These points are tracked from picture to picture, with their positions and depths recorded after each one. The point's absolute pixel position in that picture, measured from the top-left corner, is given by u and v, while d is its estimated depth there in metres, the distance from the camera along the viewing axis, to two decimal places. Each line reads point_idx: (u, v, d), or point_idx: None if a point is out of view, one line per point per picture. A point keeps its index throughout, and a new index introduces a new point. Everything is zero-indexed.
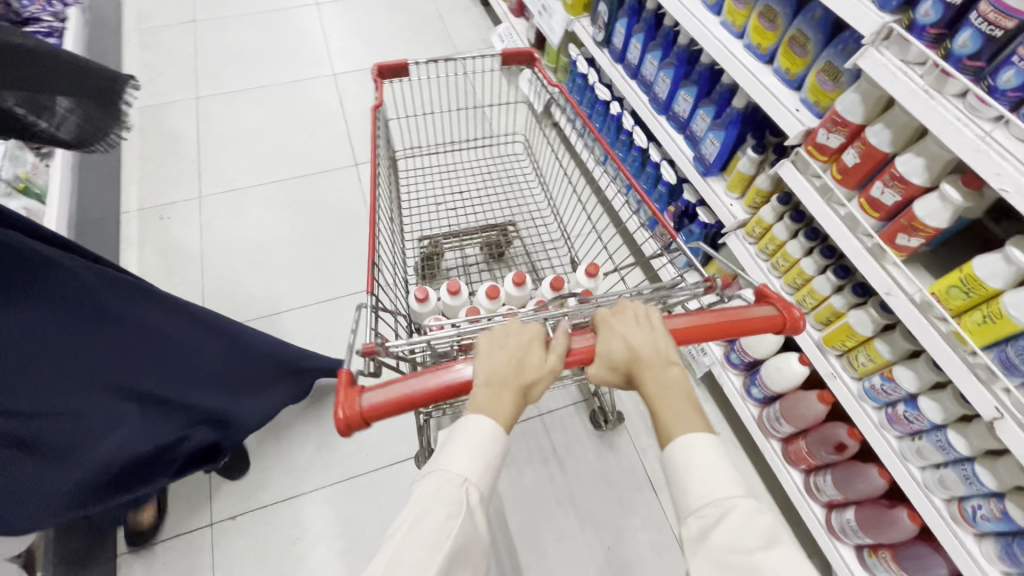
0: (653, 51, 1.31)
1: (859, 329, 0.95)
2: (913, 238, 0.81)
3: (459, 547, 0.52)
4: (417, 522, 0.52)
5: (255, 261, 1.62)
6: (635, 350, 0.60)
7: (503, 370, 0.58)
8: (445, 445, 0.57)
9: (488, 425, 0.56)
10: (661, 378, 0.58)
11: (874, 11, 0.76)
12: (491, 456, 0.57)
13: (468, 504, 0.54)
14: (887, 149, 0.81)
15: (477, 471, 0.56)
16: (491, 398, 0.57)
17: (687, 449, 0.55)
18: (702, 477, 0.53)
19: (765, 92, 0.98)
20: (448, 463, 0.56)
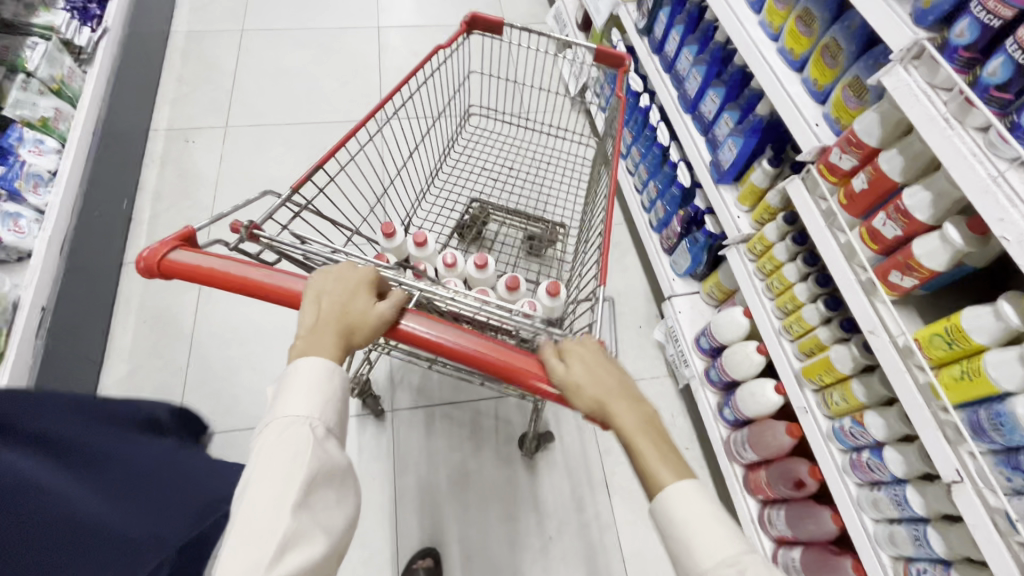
0: (690, 46, 1.26)
1: (838, 365, 0.90)
2: (907, 277, 0.75)
3: (311, 474, 0.50)
4: (266, 464, 0.49)
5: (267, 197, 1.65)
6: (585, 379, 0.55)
7: (333, 315, 0.57)
8: (278, 396, 0.53)
9: (320, 363, 0.54)
10: (633, 412, 0.55)
11: (911, 27, 0.71)
12: (331, 390, 0.54)
13: (315, 437, 0.52)
14: (899, 178, 0.75)
15: (317, 408, 0.53)
16: (310, 343, 0.56)
17: (679, 501, 0.50)
18: (702, 531, 0.49)
19: (787, 100, 0.92)
20: (285, 410, 0.52)
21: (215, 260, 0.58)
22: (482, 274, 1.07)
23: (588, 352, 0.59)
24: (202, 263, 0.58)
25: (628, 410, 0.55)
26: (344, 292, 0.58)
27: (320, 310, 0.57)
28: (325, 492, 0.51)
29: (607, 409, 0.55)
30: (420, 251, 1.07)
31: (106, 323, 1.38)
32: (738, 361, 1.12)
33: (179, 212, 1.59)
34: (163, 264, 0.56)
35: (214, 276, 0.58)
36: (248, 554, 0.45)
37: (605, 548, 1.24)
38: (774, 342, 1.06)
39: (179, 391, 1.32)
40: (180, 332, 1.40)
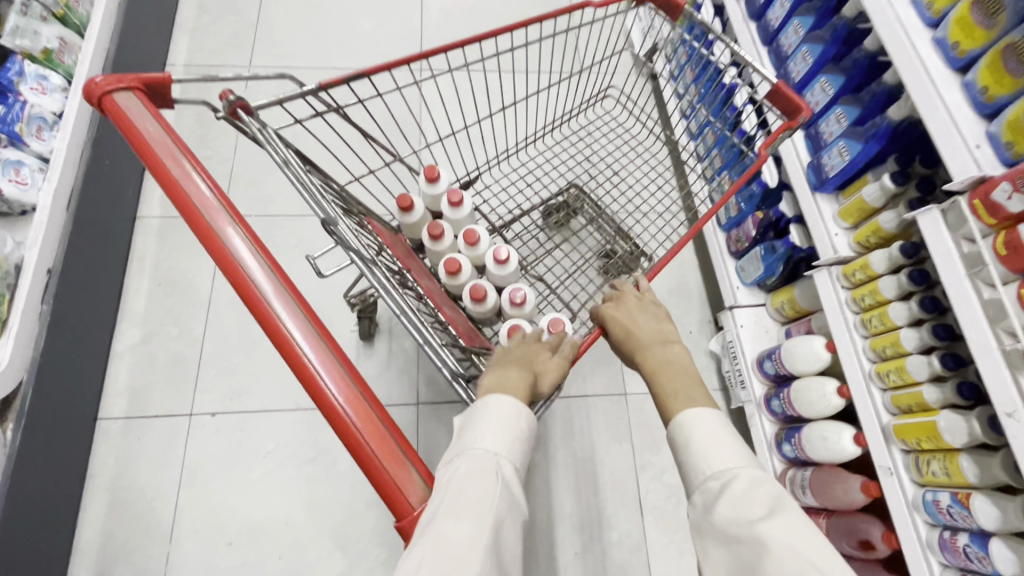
0: (803, 17, 1.04)
1: (947, 436, 0.77)
2: None
3: (497, 518, 0.49)
4: (457, 497, 0.48)
5: None
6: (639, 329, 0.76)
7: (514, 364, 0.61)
8: (465, 427, 0.55)
9: (507, 401, 0.55)
10: (662, 356, 0.72)
11: None
12: (520, 429, 0.55)
13: (504, 478, 0.52)
14: None
15: (507, 447, 0.54)
16: (497, 377, 0.59)
17: (688, 425, 0.64)
18: (701, 450, 0.62)
19: (941, 111, 0.74)
20: (476, 441, 0.53)
21: (152, 116, 0.59)
22: (501, 268, 0.92)
23: (646, 310, 0.79)
24: (135, 113, 0.58)
25: (661, 354, 0.73)
26: (524, 347, 0.65)
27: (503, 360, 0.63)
28: (510, 544, 0.50)
29: (645, 352, 0.74)
30: (453, 212, 0.94)
31: (119, 283, 1.29)
32: (812, 399, 1.00)
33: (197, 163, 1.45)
34: (101, 99, 0.58)
35: (145, 138, 0.57)
36: None
37: (633, 569, 1.18)
38: (859, 387, 0.93)
39: (195, 364, 1.24)
40: (197, 300, 1.30)
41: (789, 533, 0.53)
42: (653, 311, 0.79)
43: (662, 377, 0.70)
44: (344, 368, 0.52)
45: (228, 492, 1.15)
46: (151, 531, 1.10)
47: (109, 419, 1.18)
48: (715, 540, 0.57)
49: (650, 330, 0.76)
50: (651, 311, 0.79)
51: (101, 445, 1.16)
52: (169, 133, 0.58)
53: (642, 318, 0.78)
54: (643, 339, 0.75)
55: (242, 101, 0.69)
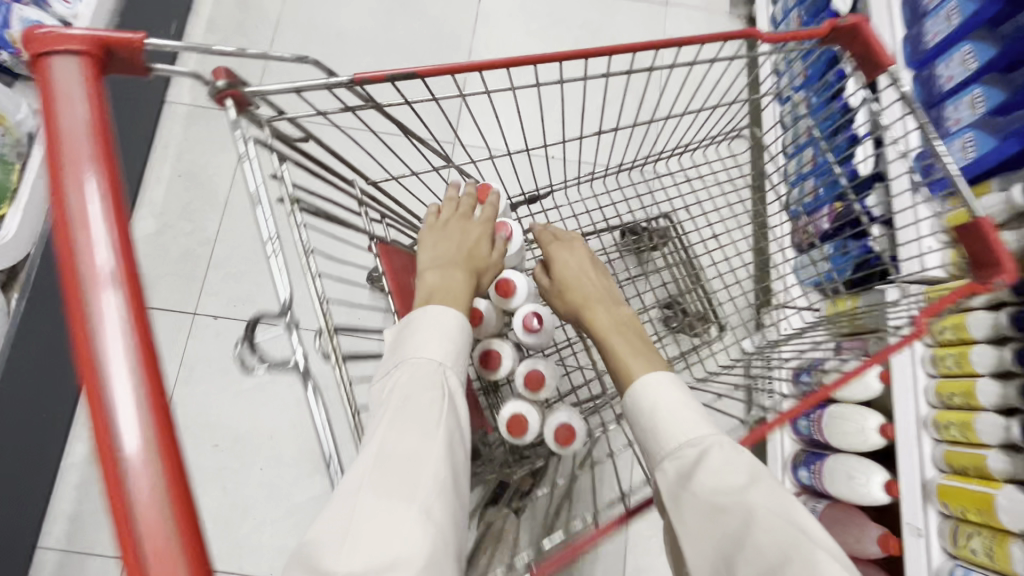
0: None
1: (1005, 517, 0.65)
2: None
3: (444, 434, 0.56)
4: (400, 408, 0.56)
5: (329, 54, 1.37)
6: (580, 290, 0.81)
7: (450, 266, 0.69)
8: (407, 342, 0.62)
9: (453, 315, 0.63)
10: (612, 313, 0.78)
11: None
12: (461, 342, 0.63)
13: (450, 390, 0.60)
14: None
15: (447, 357, 0.61)
16: (441, 279, 0.67)
17: (655, 388, 0.65)
18: (676, 419, 0.62)
19: None
20: (418, 353, 0.60)
21: (82, 79, 0.43)
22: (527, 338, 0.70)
23: (588, 267, 0.84)
24: (60, 74, 0.43)
25: (606, 315, 0.77)
26: (466, 249, 0.72)
27: (444, 252, 0.70)
28: (458, 455, 0.57)
29: (592, 313, 0.78)
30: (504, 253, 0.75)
31: (140, 169, 1.25)
32: (847, 432, 0.87)
33: (231, 51, 1.36)
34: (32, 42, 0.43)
35: (64, 92, 0.42)
36: (393, 496, 0.51)
37: (609, 555, 1.13)
38: (907, 433, 0.79)
39: (203, 264, 1.22)
40: (213, 200, 1.26)
41: (769, 499, 0.54)
42: (592, 270, 0.84)
43: (610, 340, 0.75)
44: (177, 510, 0.34)
45: (221, 398, 1.15)
46: None
47: None
48: (693, 508, 0.57)
49: (593, 292, 0.81)
50: (592, 266, 0.85)
51: None
52: (89, 89, 0.43)
53: (580, 277, 0.82)
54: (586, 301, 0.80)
55: (235, 91, 0.43)
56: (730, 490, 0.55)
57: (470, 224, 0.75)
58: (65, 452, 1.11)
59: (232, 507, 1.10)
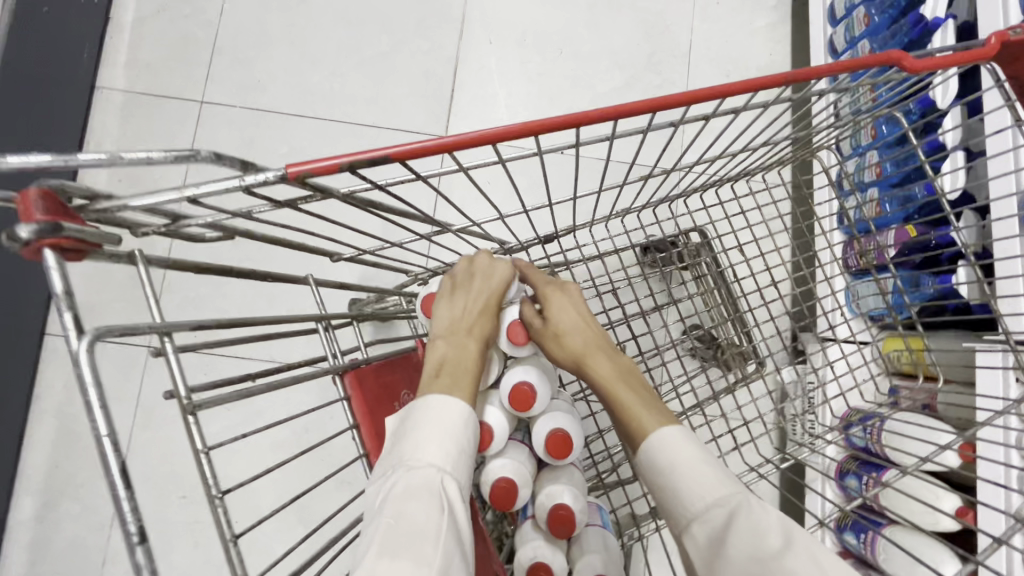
0: None
1: None
2: None
3: (445, 564, 0.39)
4: (391, 529, 0.40)
5: (294, 24, 1.14)
6: (569, 330, 0.56)
7: (462, 337, 0.53)
8: (399, 441, 0.46)
9: (456, 405, 0.48)
10: (614, 359, 0.55)
11: None
12: (465, 441, 0.47)
13: (451, 503, 0.43)
14: None
15: (448, 459, 0.45)
16: (453, 345, 0.52)
17: (671, 445, 0.48)
18: (693, 471, 0.47)
19: None
20: (411, 454, 0.44)
21: None
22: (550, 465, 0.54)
23: (572, 297, 0.58)
24: None
25: (610, 361, 0.55)
26: (479, 298, 0.55)
27: (453, 309, 0.54)
28: None
29: (591, 359, 0.54)
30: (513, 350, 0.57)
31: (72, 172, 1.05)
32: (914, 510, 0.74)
33: (171, 22, 1.13)
34: None
35: None
36: None
37: None
38: (994, 530, 0.65)
39: None
40: None
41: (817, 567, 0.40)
42: (576, 299, 0.58)
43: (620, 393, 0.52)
44: None
45: (184, 443, 1.01)
46: (100, 469, 0.99)
47: (57, 336, 1.02)
48: None
49: (584, 330, 0.56)
50: (580, 295, 0.59)
51: (50, 366, 1.01)
52: None
53: (568, 310, 0.57)
54: (581, 342, 0.55)
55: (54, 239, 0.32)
56: (764, 556, 0.42)
57: (488, 269, 0.57)
58: (11, 507, 0.98)
59: (209, 563, 0.98)
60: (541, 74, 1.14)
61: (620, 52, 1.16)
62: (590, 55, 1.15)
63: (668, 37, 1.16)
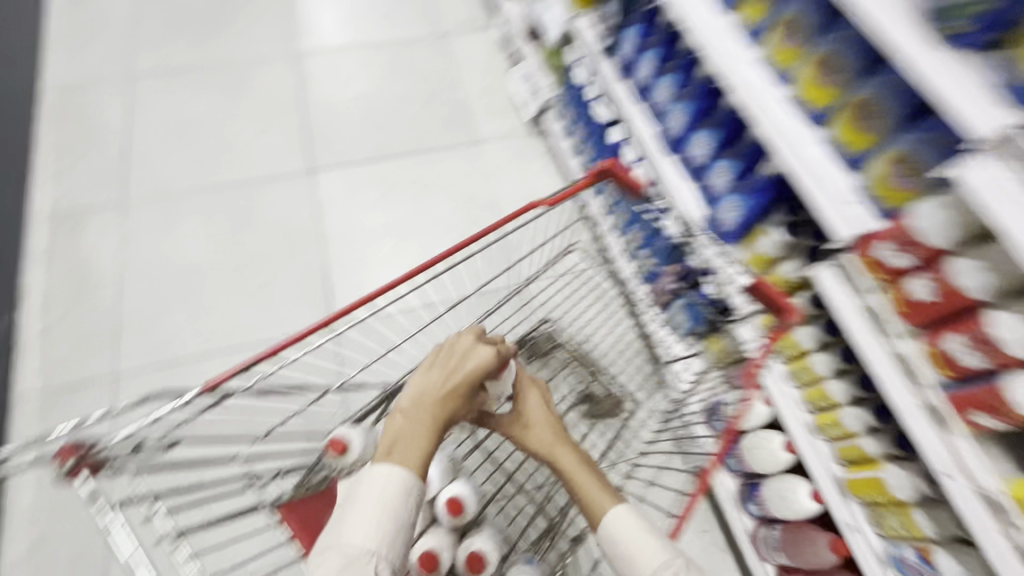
0: (669, 76, 1.08)
1: (894, 489, 0.76)
2: (995, 421, 0.59)
3: None
4: None
5: (183, 287, 1.38)
6: (541, 424, 0.70)
7: (429, 410, 0.60)
8: (343, 519, 0.54)
9: (397, 485, 0.55)
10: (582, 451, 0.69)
11: (998, 100, 0.52)
12: (401, 520, 0.55)
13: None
14: (979, 297, 0.57)
15: (375, 538, 0.53)
16: (406, 426, 0.59)
17: (621, 526, 0.61)
18: (643, 548, 0.60)
19: (810, 172, 0.74)
20: (350, 537, 0.53)
21: None
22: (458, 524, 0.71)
23: (548, 404, 0.72)
24: None
25: (577, 454, 0.68)
26: (443, 380, 0.62)
27: (420, 390, 0.61)
28: None
29: (562, 453, 0.67)
30: None
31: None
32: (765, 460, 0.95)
33: (74, 321, 1.32)
34: None
35: None
36: None
37: None
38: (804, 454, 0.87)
39: None
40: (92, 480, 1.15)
41: None
42: (550, 406, 0.72)
43: (583, 476, 0.65)
44: None
45: None
46: None
47: None
48: None
49: (557, 427, 0.70)
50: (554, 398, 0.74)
51: None
52: None
53: (542, 409, 0.71)
54: (550, 437, 0.69)
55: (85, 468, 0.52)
56: None
57: (473, 356, 0.64)
58: None
59: None
60: (394, 254, 1.46)
61: (447, 219, 1.52)
62: (425, 228, 1.51)
63: (477, 198, 1.55)
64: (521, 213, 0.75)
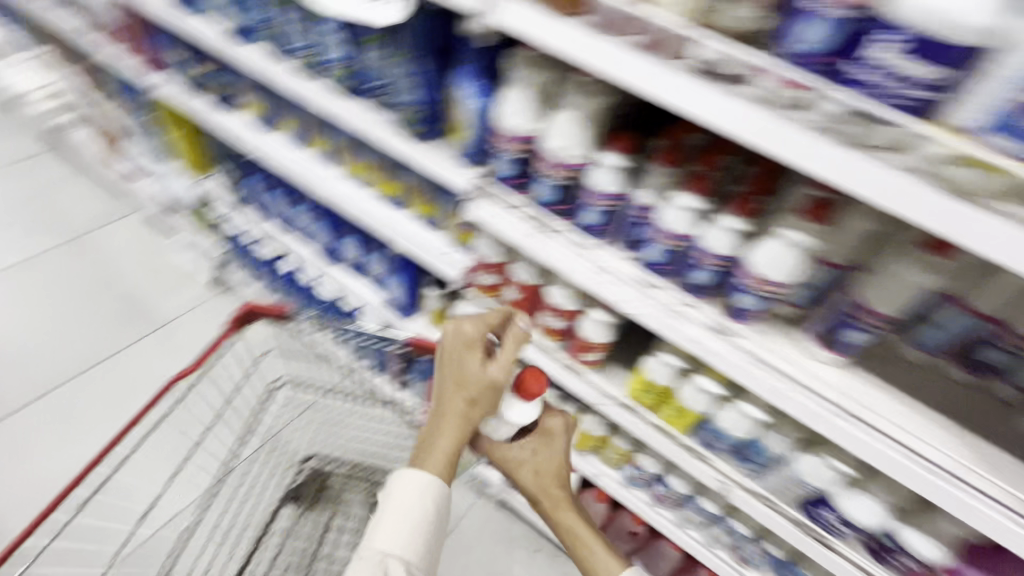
0: (299, 205, 1.21)
1: (595, 431, 0.96)
2: (593, 354, 0.80)
3: None
4: None
5: None
6: (546, 463, 0.71)
7: (450, 424, 0.62)
8: (380, 513, 0.59)
9: (417, 496, 0.59)
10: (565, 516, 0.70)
11: (457, 161, 0.74)
12: (419, 521, 0.59)
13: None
14: (536, 281, 0.80)
15: (400, 542, 0.57)
16: (437, 431, 0.62)
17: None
18: None
19: (411, 243, 0.91)
20: (378, 541, 0.57)
21: None
22: None
23: (560, 450, 0.72)
24: None
25: (580, 518, 0.69)
26: (453, 391, 0.63)
27: (455, 389, 0.63)
28: None
29: (558, 511, 0.70)
30: None
31: None
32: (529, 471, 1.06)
33: None
34: None
35: None
36: None
37: None
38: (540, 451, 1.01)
39: None
40: None
41: None
42: (563, 451, 0.73)
43: (579, 531, 0.68)
44: None
45: None
46: None
47: None
48: None
49: (557, 474, 0.71)
50: (561, 434, 0.73)
51: None
52: None
53: (545, 452, 0.72)
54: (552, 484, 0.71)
55: None
56: None
57: (485, 386, 0.63)
58: None
59: None
60: None
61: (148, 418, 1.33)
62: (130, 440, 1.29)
63: None
64: (170, 390, 0.73)
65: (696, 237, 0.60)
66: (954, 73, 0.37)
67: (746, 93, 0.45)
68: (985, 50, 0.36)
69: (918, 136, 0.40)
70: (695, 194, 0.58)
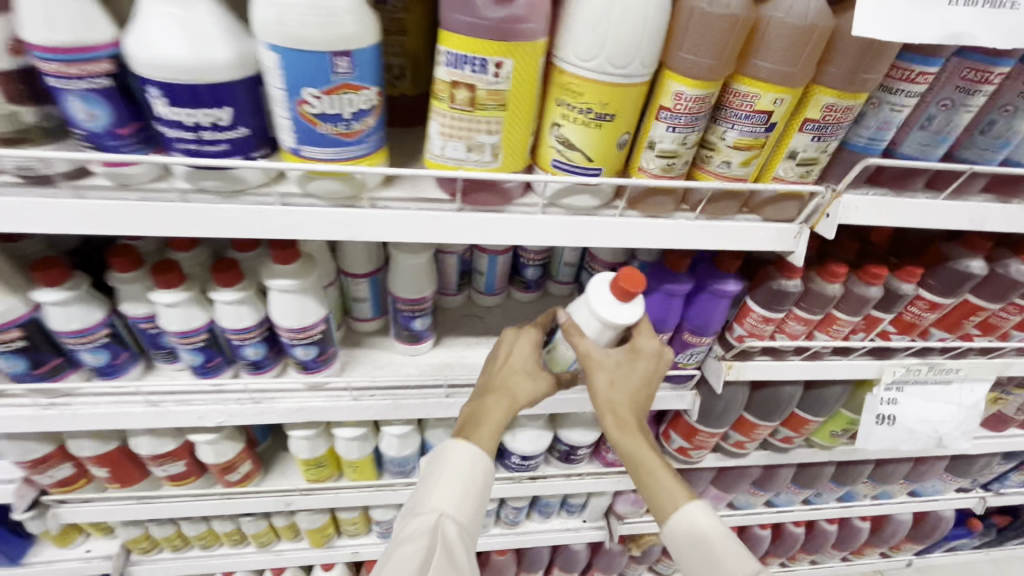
0: None
1: (318, 522, 0.86)
2: (241, 468, 0.70)
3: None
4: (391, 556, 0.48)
5: None
6: (620, 391, 0.50)
7: (495, 407, 0.51)
8: (426, 468, 0.51)
9: (465, 457, 0.49)
10: (637, 454, 0.50)
11: None
12: (475, 487, 0.50)
13: (447, 544, 0.48)
14: (113, 444, 0.63)
15: (455, 503, 0.49)
16: (478, 405, 0.52)
17: (687, 530, 0.49)
18: (720, 550, 0.48)
19: None
20: (432, 492, 0.49)
21: None
22: None
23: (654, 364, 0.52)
24: None
25: (652, 449, 0.51)
26: (505, 368, 0.53)
27: (504, 363, 0.53)
28: None
29: (631, 446, 0.50)
30: None
31: None
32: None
33: None
34: None
35: None
36: None
37: None
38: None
39: None
40: None
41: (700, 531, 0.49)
42: (648, 371, 0.51)
43: (646, 461, 0.50)
44: None
45: None
46: None
47: None
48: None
49: (636, 399, 0.51)
50: (641, 360, 0.51)
51: None
52: None
53: (631, 374, 0.51)
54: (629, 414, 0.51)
55: None
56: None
57: (526, 375, 0.52)
58: None
59: None
60: None
61: None
62: None
63: None
64: None
65: (215, 320, 0.53)
66: (233, 108, 0.35)
67: (93, 188, 0.39)
68: (243, 80, 0.35)
69: (267, 170, 0.39)
70: (174, 288, 0.49)
